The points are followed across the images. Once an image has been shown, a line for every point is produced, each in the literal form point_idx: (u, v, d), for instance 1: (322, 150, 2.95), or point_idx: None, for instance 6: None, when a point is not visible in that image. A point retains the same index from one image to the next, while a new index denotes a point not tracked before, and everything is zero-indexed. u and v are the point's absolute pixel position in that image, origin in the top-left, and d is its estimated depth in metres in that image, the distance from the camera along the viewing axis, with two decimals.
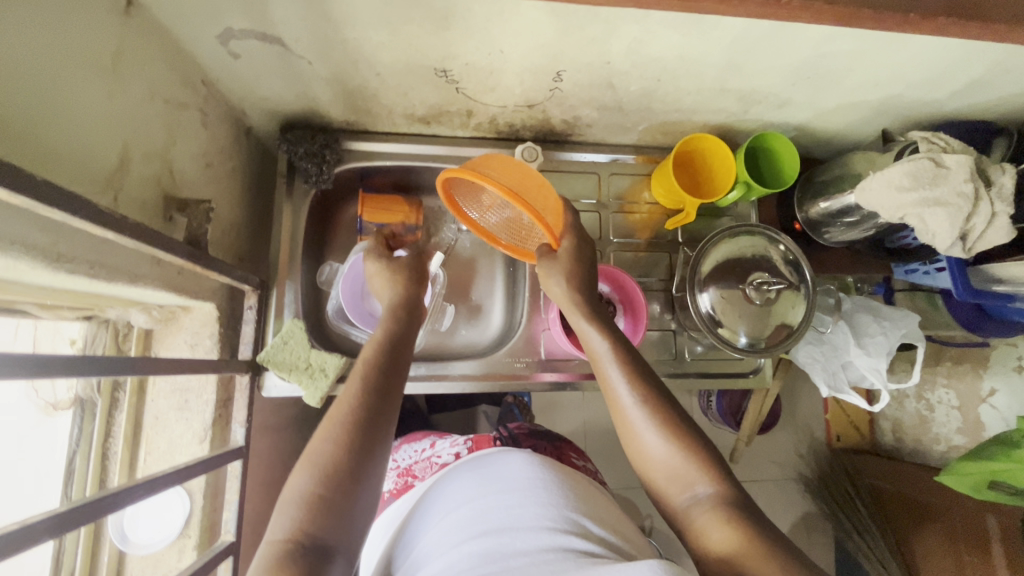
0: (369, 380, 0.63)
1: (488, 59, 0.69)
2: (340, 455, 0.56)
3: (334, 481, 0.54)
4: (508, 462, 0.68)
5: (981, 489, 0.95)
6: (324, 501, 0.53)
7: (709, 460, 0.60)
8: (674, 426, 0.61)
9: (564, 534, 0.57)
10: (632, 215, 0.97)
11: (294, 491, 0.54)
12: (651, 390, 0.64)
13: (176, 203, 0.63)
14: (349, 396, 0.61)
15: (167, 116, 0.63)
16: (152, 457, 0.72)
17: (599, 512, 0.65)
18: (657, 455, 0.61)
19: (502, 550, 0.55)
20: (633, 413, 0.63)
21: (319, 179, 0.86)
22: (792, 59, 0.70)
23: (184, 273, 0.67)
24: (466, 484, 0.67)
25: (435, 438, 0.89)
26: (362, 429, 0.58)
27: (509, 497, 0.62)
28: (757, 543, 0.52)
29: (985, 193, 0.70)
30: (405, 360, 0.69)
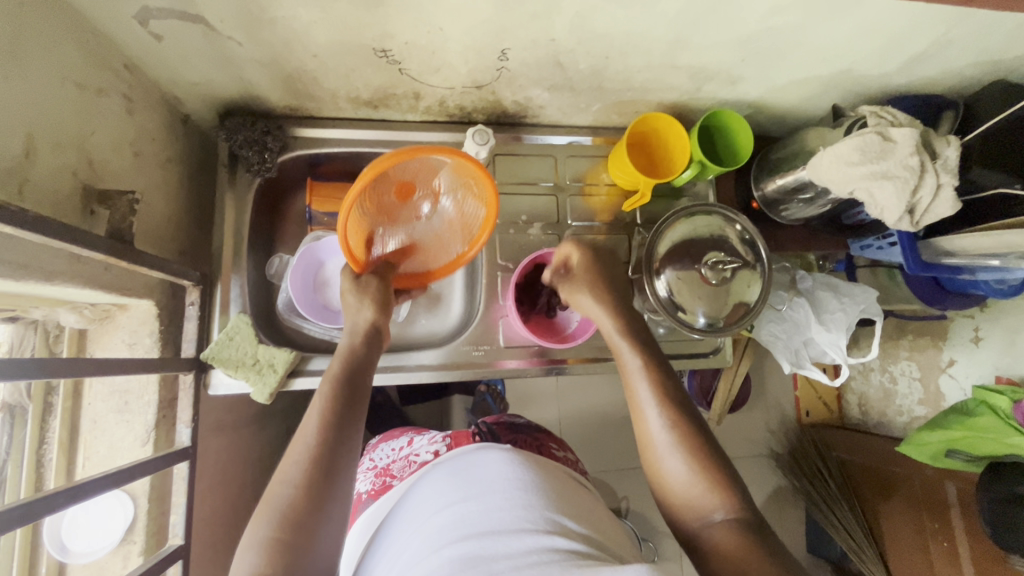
0: (332, 407, 0.60)
1: (429, 38, 0.67)
2: (301, 497, 0.52)
3: (294, 522, 0.51)
4: (489, 461, 0.66)
5: (938, 456, 1.06)
6: (284, 543, 0.50)
7: (728, 486, 0.59)
8: (697, 447, 0.61)
9: (548, 534, 0.56)
10: (591, 198, 0.95)
11: (255, 534, 0.51)
12: (675, 409, 0.64)
13: (96, 195, 0.60)
14: (308, 432, 0.58)
15: (83, 102, 0.59)
16: (90, 462, 0.69)
17: (579, 512, 0.65)
18: (675, 475, 0.61)
19: (484, 555, 0.53)
20: (653, 429, 0.63)
21: (261, 168, 0.82)
22: (738, 34, 0.69)
23: (112, 270, 0.64)
24: (449, 485, 0.65)
25: (411, 436, 0.88)
26: (323, 464, 0.55)
27: (491, 500, 0.60)
28: (771, 573, 0.51)
29: (930, 166, 0.71)
30: (369, 380, 0.66)
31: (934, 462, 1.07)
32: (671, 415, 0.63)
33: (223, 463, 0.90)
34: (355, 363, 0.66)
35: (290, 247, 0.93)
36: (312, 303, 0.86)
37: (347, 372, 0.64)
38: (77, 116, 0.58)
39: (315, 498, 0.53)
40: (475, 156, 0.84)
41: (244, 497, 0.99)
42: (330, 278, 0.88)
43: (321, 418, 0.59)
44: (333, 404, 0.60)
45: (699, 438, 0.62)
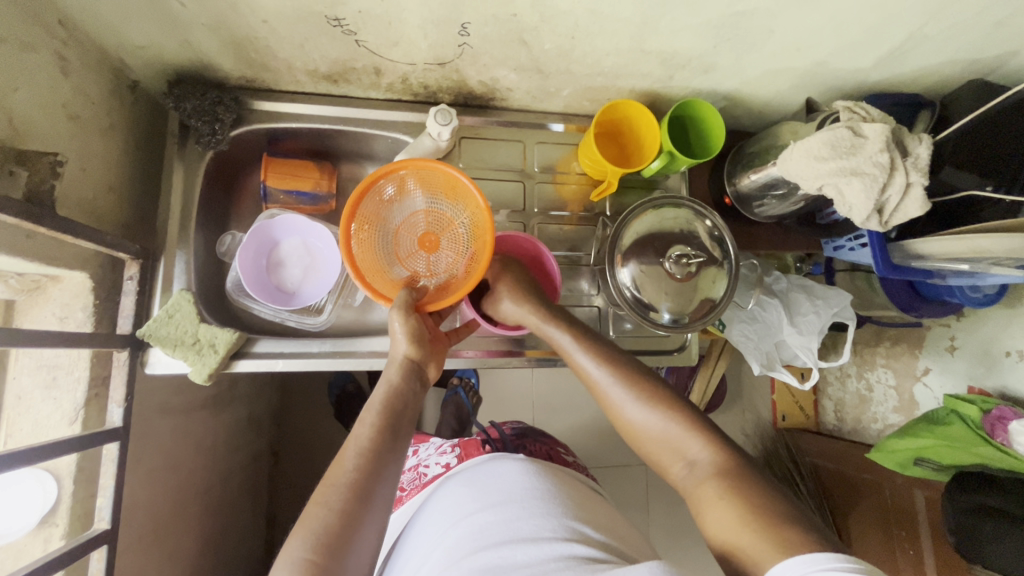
0: (374, 441, 0.58)
1: (383, 7, 0.64)
2: (338, 524, 0.52)
3: (328, 547, 0.50)
4: (505, 475, 0.71)
5: (908, 464, 1.02)
6: (319, 568, 0.49)
7: (701, 428, 0.63)
8: (660, 399, 0.65)
9: (567, 543, 0.59)
10: (561, 187, 0.93)
11: (289, 558, 0.50)
12: (628, 370, 0.68)
13: (15, 155, 0.56)
14: (346, 457, 0.57)
15: (4, 55, 0.55)
16: (15, 439, 0.66)
17: (597, 520, 0.68)
18: (650, 432, 0.65)
19: (504, 563, 0.57)
20: (614, 396, 0.67)
21: (212, 139, 0.78)
22: (707, 18, 0.66)
23: (36, 237, 0.60)
24: (465, 496, 0.70)
25: (415, 448, 0.96)
26: (366, 486, 0.55)
27: (509, 511, 0.64)
28: (753, 507, 0.54)
29: (900, 164, 0.69)
30: (414, 414, 0.64)
31: (902, 470, 1.03)
32: (624, 376, 0.67)
33: (171, 448, 0.87)
34: (403, 397, 0.64)
35: (244, 225, 0.89)
36: (266, 287, 0.83)
37: (391, 402, 0.63)
38: None
39: (350, 524, 0.52)
40: (438, 137, 0.80)
41: (193, 484, 0.96)
42: (285, 258, 0.85)
43: (361, 450, 0.57)
44: (379, 434, 0.59)
45: (661, 390, 0.67)
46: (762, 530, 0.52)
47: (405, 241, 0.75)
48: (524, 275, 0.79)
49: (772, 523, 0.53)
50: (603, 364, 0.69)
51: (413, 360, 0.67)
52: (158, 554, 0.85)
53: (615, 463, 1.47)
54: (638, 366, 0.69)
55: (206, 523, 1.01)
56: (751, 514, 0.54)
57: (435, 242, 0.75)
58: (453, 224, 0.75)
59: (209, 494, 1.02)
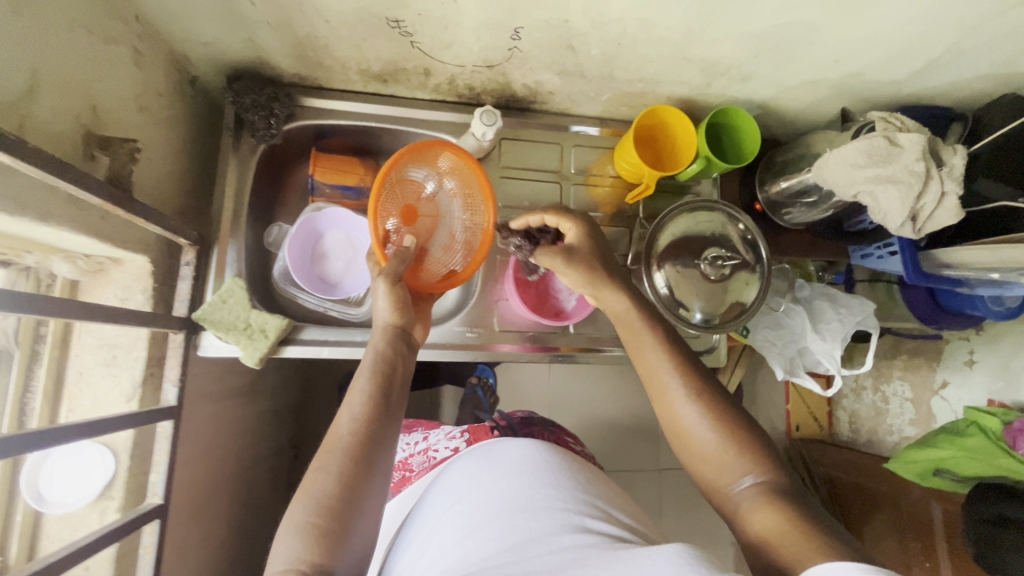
0: (371, 403, 0.60)
1: (443, 10, 0.67)
2: (337, 488, 0.54)
3: (330, 509, 0.53)
4: (514, 449, 0.73)
5: (926, 475, 1.04)
6: (324, 530, 0.52)
7: (753, 445, 0.61)
8: (721, 412, 0.63)
9: (581, 523, 0.60)
10: (595, 188, 0.95)
11: (292, 520, 0.53)
12: (700, 378, 0.65)
13: (98, 140, 0.59)
14: (344, 424, 0.58)
15: (90, 46, 0.58)
16: (74, 413, 0.68)
17: (615, 501, 0.70)
18: (703, 443, 0.62)
19: (521, 535, 0.58)
20: (674, 398, 0.64)
21: (265, 133, 0.82)
22: (752, 28, 0.69)
23: (109, 220, 0.63)
24: (477, 468, 0.72)
25: (424, 431, 0.97)
26: (365, 451, 0.57)
27: (521, 482, 0.66)
28: (798, 523, 0.53)
29: (936, 174, 0.71)
30: (406, 374, 0.65)
31: (921, 481, 1.04)
32: (698, 388, 0.64)
33: (209, 431, 0.90)
34: (395, 360, 0.65)
35: (289, 217, 0.92)
36: (309, 276, 0.85)
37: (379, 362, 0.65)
38: (84, 63, 0.57)
39: (351, 488, 0.55)
40: (482, 137, 0.83)
41: (226, 469, 0.98)
42: (329, 249, 0.87)
43: (357, 414, 0.59)
44: (373, 397, 0.60)
45: (728, 406, 0.64)
46: (808, 542, 0.51)
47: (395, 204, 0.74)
48: (590, 237, 0.74)
49: (811, 538, 0.51)
50: (682, 371, 0.65)
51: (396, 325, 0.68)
52: (194, 534, 0.87)
53: (631, 466, 1.48)
54: (708, 378, 0.66)
55: (237, 509, 1.03)
56: (796, 530, 0.52)
57: (413, 217, 0.76)
58: (439, 216, 0.79)
59: (240, 480, 1.04)
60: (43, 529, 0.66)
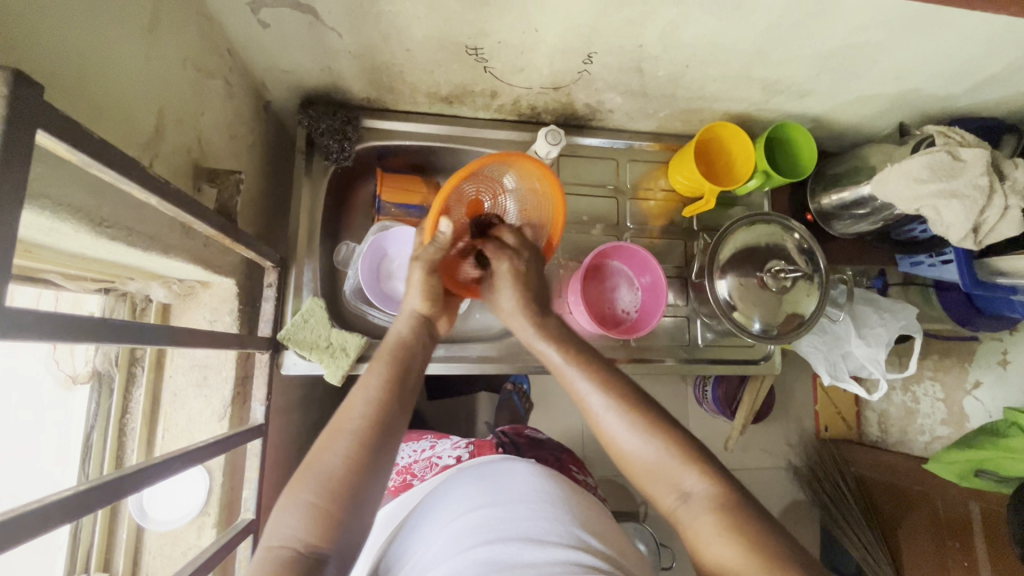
0: (386, 391, 0.61)
1: (522, 38, 0.69)
2: (345, 470, 0.54)
3: (335, 492, 0.52)
4: (517, 473, 0.71)
5: (967, 476, 1.06)
6: (326, 513, 0.51)
7: (701, 458, 0.58)
8: (660, 426, 0.59)
9: (571, 551, 0.59)
10: (647, 202, 0.97)
11: (299, 499, 0.52)
12: (620, 392, 0.62)
13: (205, 173, 0.61)
14: (357, 407, 0.59)
15: (196, 82, 0.60)
16: (170, 434, 0.71)
17: (601, 530, 0.67)
18: (643, 458, 0.58)
19: (509, 560, 0.56)
20: (608, 418, 0.61)
21: (339, 156, 0.84)
22: (821, 49, 0.71)
23: (209, 247, 0.65)
24: (472, 487, 0.70)
25: (433, 440, 0.94)
26: (378, 432, 0.57)
27: (518, 506, 0.64)
28: (761, 552, 0.51)
29: (1000, 188, 0.73)
30: (425, 366, 0.67)
31: (962, 481, 1.06)
32: (621, 400, 0.61)
33: (278, 445, 0.92)
34: (411, 348, 0.67)
35: (353, 236, 0.94)
36: (377, 292, 0.87)
37: (399, 351, 0.66)
38: (192, 99, 0.59)
39: (361, 472, 0.54)
40: (546, 155, 0.85)
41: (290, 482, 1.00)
42: (394, 267, 0.89)
43: (371, 399, 0.59)
44: (389, 382, 0.61)
45: (654, 413, 0.61)
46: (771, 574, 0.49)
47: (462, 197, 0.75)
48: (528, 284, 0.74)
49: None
50: (600, 387, 0.62)
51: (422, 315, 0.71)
52: None
53: None
54: (629, 386, 0.63)
55: None
56: (759, 555, 0.51)
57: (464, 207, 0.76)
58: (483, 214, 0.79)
59: None
60: (145, 545, 0.68)
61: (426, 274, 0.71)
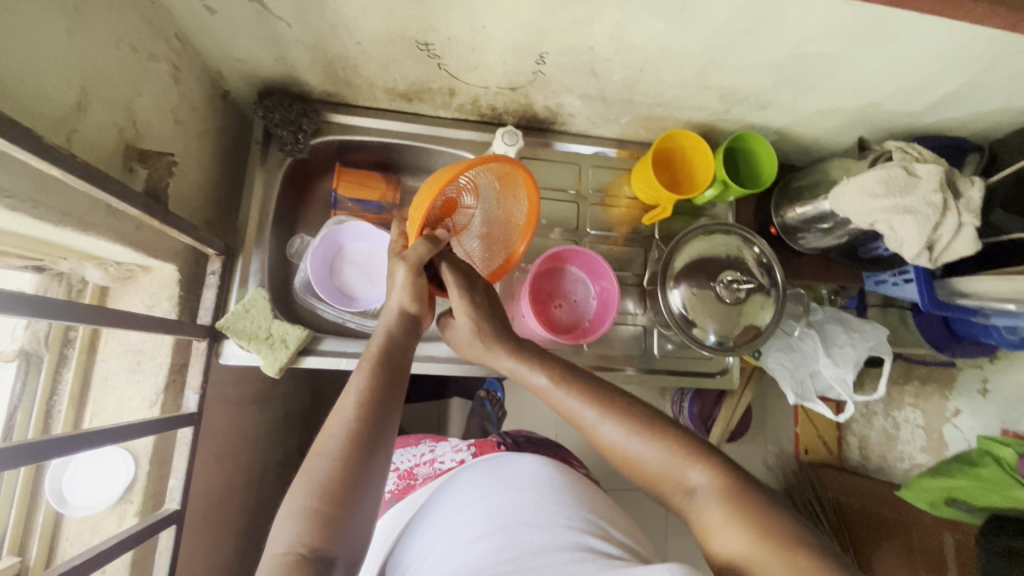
0: (373, 388, 0.58)
1: (471, 35, 0.69)
2: (338, 472, 0.52)
3: (331, 494, 0.51)
4: (524, 465, 0.75)
5: (939, 504, 1.00)
6: (323, 515, 0.50)
7: (702, 451, 0.58)
8: (659, 426, 0.59)
9: (582, 535, 0.62)
10: (611, 209, 0.96)
11: (292, 505, 0.51)
12: (615, 402, 0.61)
13: (137, 154, 0.61)
14: (346, 409, 0.56)
15: (133, 64, 0.61)
16: (98, 417, 0.70)
17: (612, 518, 0.72)
18: (645, 462, 0.58)
19: (520, 547, 0.60)
20: (606, 430, 0.60)
21: (293, 148, 0.84)
22: (773, 58, 0.70)
23: (143, 229, 0.65)
24: (483, 480, 0.74)
25: (431, 442, 0.94)
26: (368, 437, 0.54)
27: (524, 498, 0.68)
28: (769, 535, 0.51)
29: (954, 205, 0.71)
30: (412, 363, 0.63)
31: (933, 510, 1.01)
32: (614, 409, 0.61)
33: (222, 437, 0.91)
34: (398, 344, 0.63)
35: (311, 229, 0.94)
36: (328, 286, 0.86)
37: (388, 352, 0.62)
38: (127, 79, 0.59)
39: (353, 473, 0.52)
40: (503, 156, 0.85)
41: (239, 476, 0.99)
42: (348, 263, 0.88)
43: (361, 398, 0.56)
44: (376, 382, 0.58)
45: (654, 416, 0.61)
46: (786, 557, 0.49)
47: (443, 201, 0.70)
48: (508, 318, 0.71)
49: (790, 557, 0.49)
50: (592, 399, 0.61)
51: (409, 312, 0.66)
52: (203, 539, 0.87)
53: None
54: (623, 394, 0.62)
55: (248, 516, 1.03)
56: (772, 538, 0.51)
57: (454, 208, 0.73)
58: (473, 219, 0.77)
59: (253, 488, 1.04)
60: (62, 531, 0.67)
61: (410, 275, 0.64)
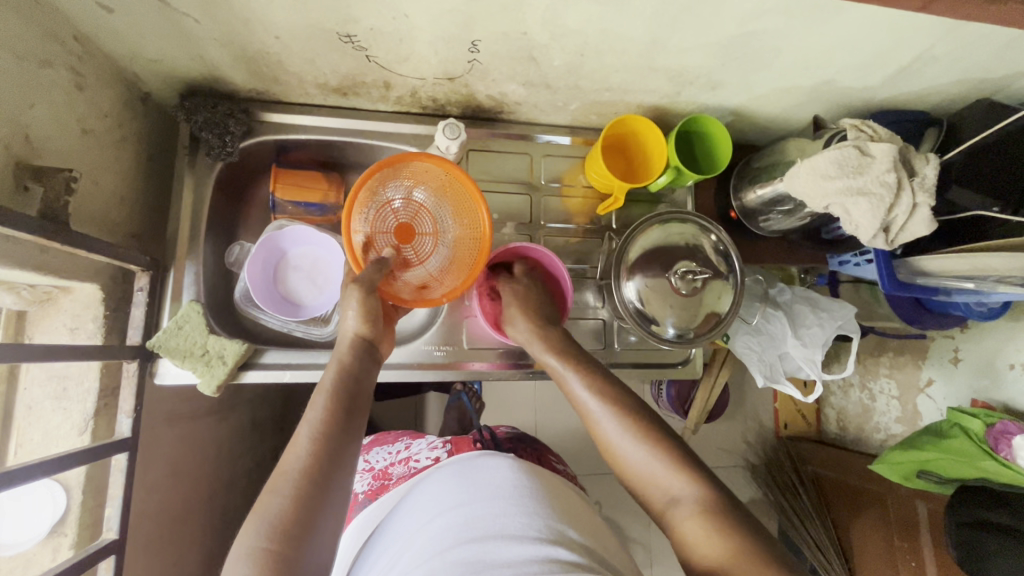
0: (328, 423, 0.56)
1: (395, 25, 0.64)
2: (292, 511, 0.50)
3: (282, 533, 0.49)
4: (494, 468, 0.72)
5: (911, 477, 1.00)
6: (274, 556, 0.48)
7: (689, 463, 0.60)
8: (653, 433, 0.63)
9: (550, 546, 0.61)
10: (567, 199, 0.93)
11: (242, 547, 0.49)
12: (622, 402, 0.66)
13: (32, 170, 0.57)
14: (299, 444, 0.55)
15: (20, 72, 0.56)
16: (23, 450, 0.66)
17: (576, 519, 0.71)
18: (636, 467, 0.62)
19: (485, 559, 0.58)
20: (608, 429, 0.65)
21: (222, 151, 0.79)
22: (716, 38, 0.66)
23: (52, 251, 0.61)
24: (454, 486, 0.70)
25: (407, 440, 0.91)
26: (320, 474, 0.53)
27: (496, 504, 0.66)
28: (739, 548, 0.53)
29: (907, 185, 0.69)
30: (370, 391, 0.62)
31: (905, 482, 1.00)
32: (621, 411, 0.65)
33: (173, 454, 0.87)
34: (354, 373, 0.62)
35: (251, 234, 0.89)
36: (272, 296, 0.82)
37: (343, 382, 0.60)
38: (13, 90, 0.55)
39: (309, 510, 0.51)
40: (445, 150, 0.80)
41: (198, 492, 0.96)
42: (293, 269, 0.85)
43: (314, 433, 0.55)
44: (332, 415, 0.57)
45: (654, 425, 0.64)
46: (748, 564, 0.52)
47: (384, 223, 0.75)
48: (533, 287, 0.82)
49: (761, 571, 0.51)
50: (598, 395, 0.67)
51: (363, 337, 0.65)
52: (160, 561, 0.85)
53: None
54: (629, 398, 0.67)
55: (212, 529, 1.01)
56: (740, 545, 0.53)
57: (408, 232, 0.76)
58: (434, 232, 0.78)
59: (217, 501, 1.02)
60: None
61: (359, 298, 0.65)
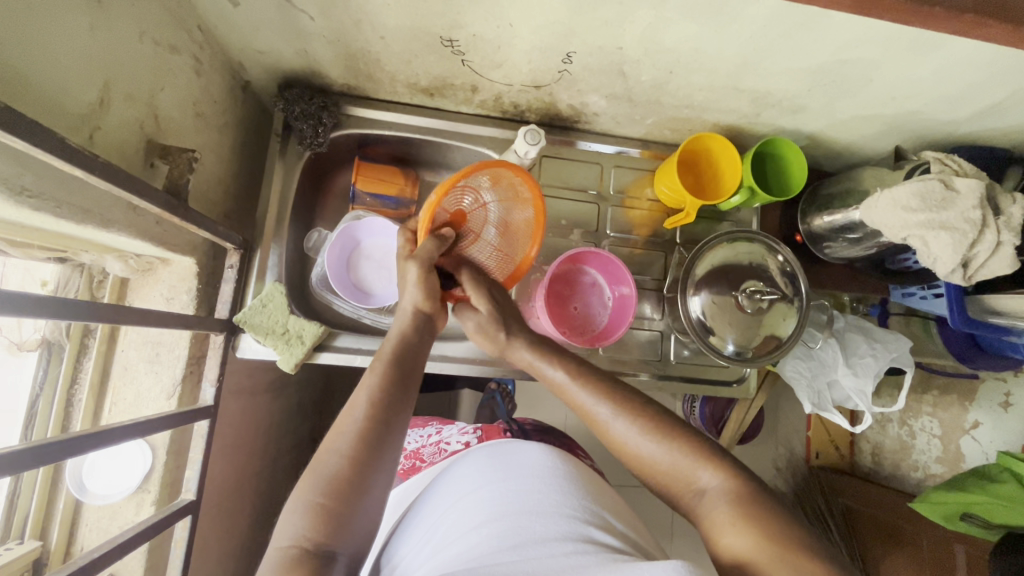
0: (386, 389, 0.58)
1: (497, 33, 0.67)
2: (349, 469, 0.52)
3: (340, 490, 0.51)
4: (526, 452, 0.72)
5: (952, 519, 0.93)
6: (329, 510, 0.50)
7: (712, 453, 0.57)
8: (664, 425, 0.59)
9: (584, 527, 0.60)
10: (632, 211, 0.94)
11: (301, 499, 0.51)
12: (626, 400, 0.61)
13: (158, 149, 0.62)
14: (359, 404, 0.56)
15: (156, 58, 0.60)
16: (117, 407, 0.71)
17: (615, 508, 0.70)
18: (656, 462, 0.58)
19: (523, 535, 0.57)
20: (619, 430, 0.60)
21: (313, 142, 0.83)
22: (809, 63, 0.67)
23: (163, 225, 0.65)
24: (485, 467, 0.71)
25: (439, 425, 0.93)
26: (378, 435, 0.55)
27: (531, 485, 0.65)
28: (774, 538, 0.49)
29: (993, 222, 0.68)
30: (424, 364, 0.63)
31: (945, 524, 0.94)
32: (631, 408, 0.60)
33: (236, 425, 0.91)
34: (413, 347, 0.64)
35: (328, 222, 0.93)
36: (344, 282, 0.85)
37: (400, 355, 0.62)
38: (148, 73, 0.59)
39: (365, 470, 0.52)
40: (523, 155, 0.81)
41: (254, 463, 1.00)
42: (365, 258, 0.86)
43: (373, 397, 0.57)
44: (388, 382, 0.58)
45: (663, 416, 0.60)
46: (788, 558, 0.48)
47: (451, 203, 0.68)
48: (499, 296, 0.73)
49: (798, 563, 0.47)
50: (606, 396, 0.61)
51: (423, 312, 0.67)
52: (217, 526, 0.89)
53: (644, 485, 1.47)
54: (634, 392, 0.62)
55: (261, 502, 1.04)
56: (780, 539, 0.49)
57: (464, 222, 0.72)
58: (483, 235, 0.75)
59: (268, 474, 1.06)
60: (83, 515, 0.70)
61: (422, 272, 0.66)
